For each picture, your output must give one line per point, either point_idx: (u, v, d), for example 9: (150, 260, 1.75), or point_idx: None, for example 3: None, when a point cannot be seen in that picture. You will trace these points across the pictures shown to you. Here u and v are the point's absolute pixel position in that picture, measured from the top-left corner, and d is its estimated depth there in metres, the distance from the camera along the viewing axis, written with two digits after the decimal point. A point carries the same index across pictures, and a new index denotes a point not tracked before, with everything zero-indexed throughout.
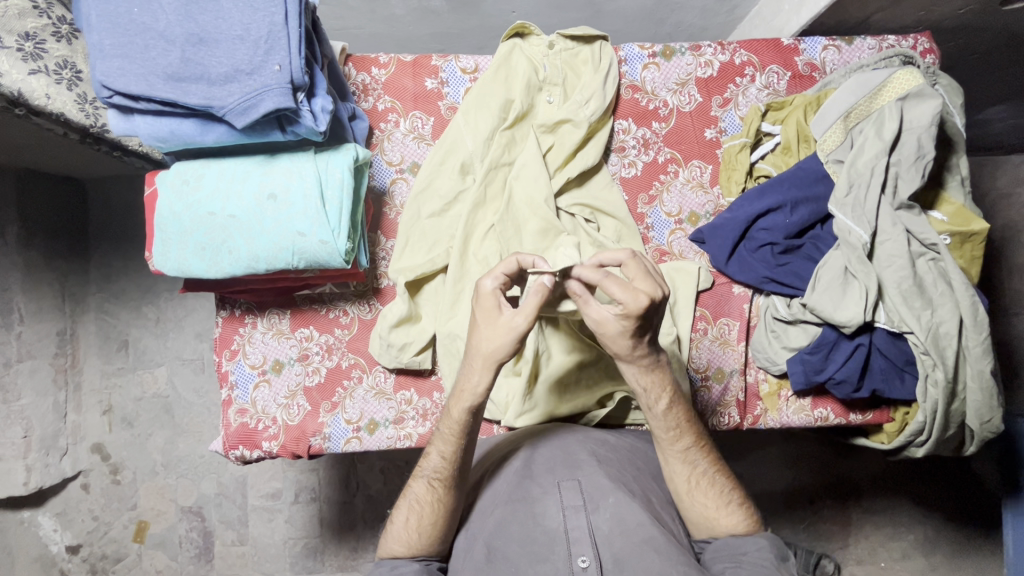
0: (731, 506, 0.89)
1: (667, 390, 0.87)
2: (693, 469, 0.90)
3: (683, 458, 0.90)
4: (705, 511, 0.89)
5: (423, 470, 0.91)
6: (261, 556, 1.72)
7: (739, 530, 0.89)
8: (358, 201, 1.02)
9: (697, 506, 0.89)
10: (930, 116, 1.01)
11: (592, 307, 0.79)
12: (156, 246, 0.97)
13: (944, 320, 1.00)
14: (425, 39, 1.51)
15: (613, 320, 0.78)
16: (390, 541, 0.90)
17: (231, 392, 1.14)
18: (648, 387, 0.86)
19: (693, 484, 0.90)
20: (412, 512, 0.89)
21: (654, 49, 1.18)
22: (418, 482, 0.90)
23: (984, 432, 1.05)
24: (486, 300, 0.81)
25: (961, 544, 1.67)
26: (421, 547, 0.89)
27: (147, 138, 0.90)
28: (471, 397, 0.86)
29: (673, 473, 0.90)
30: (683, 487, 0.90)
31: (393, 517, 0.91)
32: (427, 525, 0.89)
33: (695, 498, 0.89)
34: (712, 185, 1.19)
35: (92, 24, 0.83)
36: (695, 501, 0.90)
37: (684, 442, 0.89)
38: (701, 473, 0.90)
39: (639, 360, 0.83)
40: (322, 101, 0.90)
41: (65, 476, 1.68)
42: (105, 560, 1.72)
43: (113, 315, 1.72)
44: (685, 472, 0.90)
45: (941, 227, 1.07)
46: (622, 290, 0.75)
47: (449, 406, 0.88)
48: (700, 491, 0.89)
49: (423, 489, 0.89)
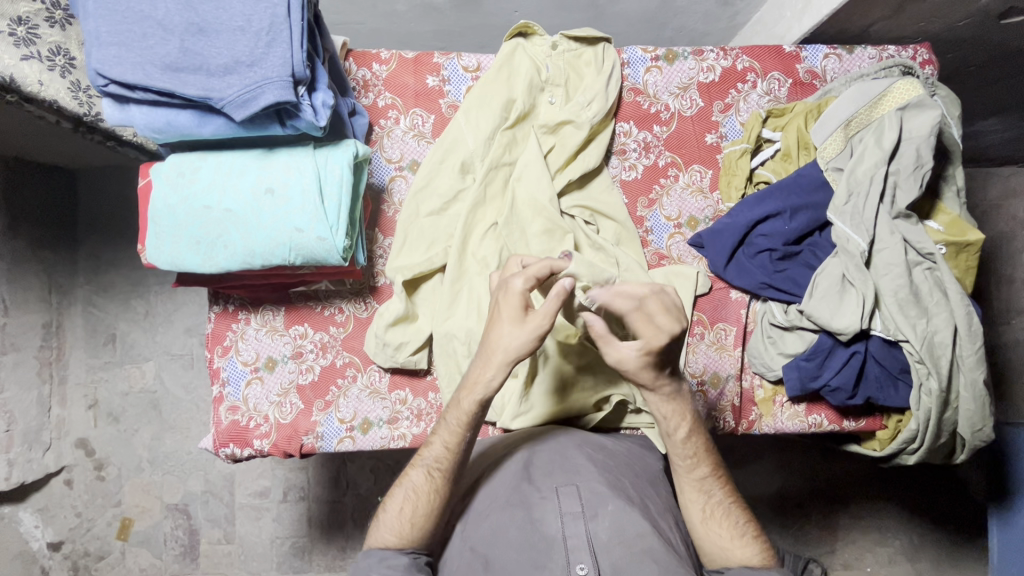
0: (746, 537, 0.90)
1: (686, 419, 0.91)
2: (708, 499, 0.92)
3: (699, 487, 0.93)
4: (720, 540, 0.90)
5: (422, 458, 0.91)
6: (248, 555, 1.70)
7: (753, 564, 0.88)
8: (357, 197, 1.01)
9: (714, 537, 0.90)
10: (929, 127, 1.02)
11: (612, 346, 0.82)
12: (149, 240, 0.95)
13: (939, 330, 1.01)
14: (426, 36, 1.50)
15: (634, 357, 0.82)
16: (383, 529, 0.88)
17: (222, 389, 1.12)
18: (668, 415, 0.90)
19: (707, 513, 0.92)
20: (408, 502, 0.89)
21: (656, 53, 1.18)
22: (416, 471, 0.90)
23: (975, 441, 1.05)
24: (513, 300, 0.84)
25: (946, 550, 1.68)
26: (415, 536, 0.88)
27: (143, 128, 0.88)
28: (484, 382, 0.87)
29: (687, 502, 0.93)
30: (698, 516, 0.92)
31: (386, 506, 0.91)
32: (422, 517, 0.88)
33: (711, 528, 0.91)
34: (712, 190, 1.19)
35: (88, 11, 0.81)
36: (711, 532, 0.91)
37: (702, 471, 0.93)
38: (717, 503, 0.92)
39: (661, 388, 0.87)
40: (323, 95, 0.88)
41: (48, 471, 1.64)
42: (87, 558, 1.70)
43: (101, 308, 1.70)
44: (699, 501, 0.92)
45: (937, 236, 1.08)
46: (646, 326, 0.80)
47: (460, 398, 0.89)
48: (716, 520, 0.91)
49: (421, 478, 0.90)
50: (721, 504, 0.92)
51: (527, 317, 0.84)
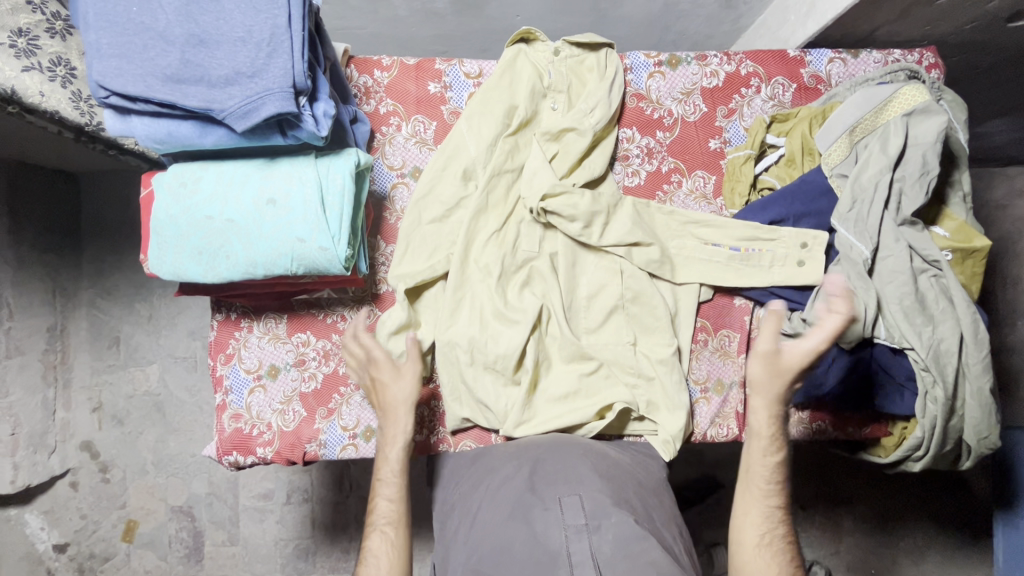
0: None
1: (780, 442, 0.98)
2: (769, 527, 0.94)
3: (763, 514, 0.95)
4: (767, 570, 0.90)
5: (375, 521, 0.97)
6: (252, 557, 1.71)
7: None
8: (359, 206, 1.00)
9: (761, 564, 0.91)
10: (936, 133, 1.00)
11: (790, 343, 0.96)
12: (152, 250, 0.95)
13: (945, 337, 1.00)
14: (428, 40, 1.49)
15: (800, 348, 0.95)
16: None
17: (225, 397, 1.12)
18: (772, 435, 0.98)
19: (764, 539, 0.93)
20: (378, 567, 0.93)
21: (659, 59, 1.17)
22: (373, 537, 0.96)
23: (981, 448, 1.05)
24: (383, 363, 1.03)
25: (951, 554, 1.67)
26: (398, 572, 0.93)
27: (144, 139, 0.87)
28: (400, 431, 1.01)
29: (747, 524, 0.95)
30: (755, 540, 0.93)
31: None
32: (397, 564, 0.93)
33: (761, 554, 0.92)
34: (715, 197, 1.18)
35: (89, 23, 0.81)
36: (760, 558, 0.91)
37: (775, 499, 0.96)
38: (777, 535, 0.94)
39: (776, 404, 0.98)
40: (325, 105, 0.88)
41: (53, 473, 1.65)
42: (93, 560, 1.70)
43: (105, 311, 1.70)
44: (760, 528, 0.94)
45: (942, 242, 1.07)
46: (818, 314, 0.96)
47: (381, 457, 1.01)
48: (769, 549, 0.92)
49: (378, 539, 0.95)
50: (778, 537, 0.93)
51: (402, 368, 1.03)
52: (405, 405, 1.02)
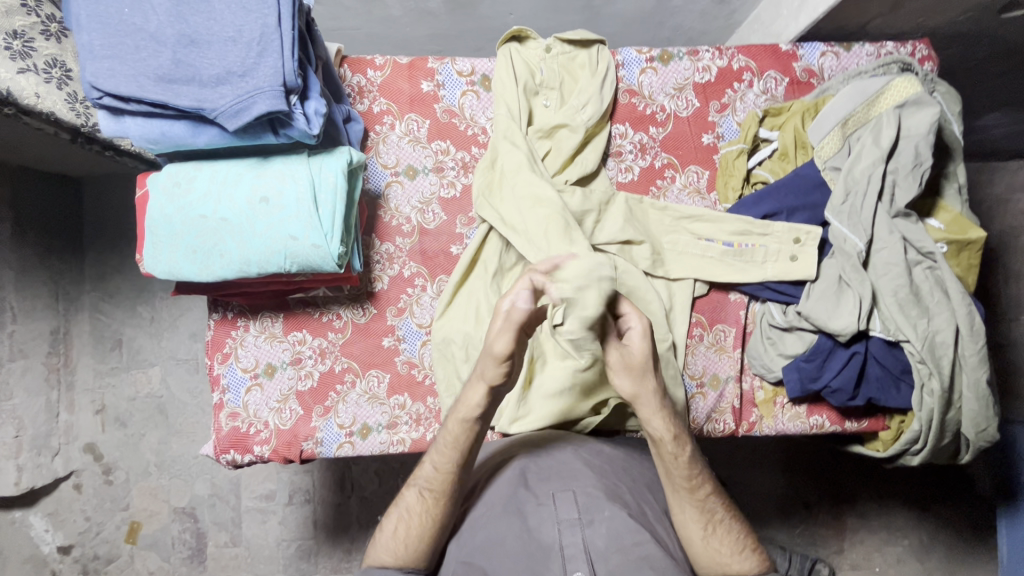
0: (744, 552, 0.90)
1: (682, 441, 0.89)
2: (710, 517, 0.90)
3: (702, 510, 0.90)
4: (719, 555, 0.89)
5: (417, 479, 0.92)
6: (254, 558, 1.71)
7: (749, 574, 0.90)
8: (353, 203, 1.01)
9: (712, 550, 0.90)
10: (928, 124, 1.00)
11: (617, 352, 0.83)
12: (147, 249, 0.96)
13: (940, 329, 1.00)
14: (423, 40, 1.50)
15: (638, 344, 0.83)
16: (380, 549, 0.90)
17: (222, 396, 1.13)
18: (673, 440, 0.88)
19: (709, 530, 0.90)
20: (401, 522, 0.90)
21: (652, 54, 1.18)
22: (410, 492, 0.91)
23: (979, 441, 1.04)
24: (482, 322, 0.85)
25: (956, 551, 1.66)
26: (406, 561, 0.89)
27: (138, 139, 0.88)
28: (471, 405, 0.88)
29: (689, 525, 0.90)
30: (699, 532, 0.90)
31: (383, 526, 0.92)
32: (424, 529, 0.89)
33: (711, 543, 0.90)
34: (709, 191, 1.18)
35: (82, 24, 0.82)
36: (710, 546, 0.90)
37: (705, 493, 0.90)
38: (719, 520, 0.90)
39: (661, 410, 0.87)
40: (315, 104, 0.89)
41: (57, 476, 1.66)
42: (97, 561, 1.71)
43: (108, 314, 1.71)
44: (701, 519, 0.90)
45: (937, 235, 1.06)
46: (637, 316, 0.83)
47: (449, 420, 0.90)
48: (716, 535, 0.90)
49: (414, 498, 0.91)
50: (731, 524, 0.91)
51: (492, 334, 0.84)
52: (488, 383, 0.86)
